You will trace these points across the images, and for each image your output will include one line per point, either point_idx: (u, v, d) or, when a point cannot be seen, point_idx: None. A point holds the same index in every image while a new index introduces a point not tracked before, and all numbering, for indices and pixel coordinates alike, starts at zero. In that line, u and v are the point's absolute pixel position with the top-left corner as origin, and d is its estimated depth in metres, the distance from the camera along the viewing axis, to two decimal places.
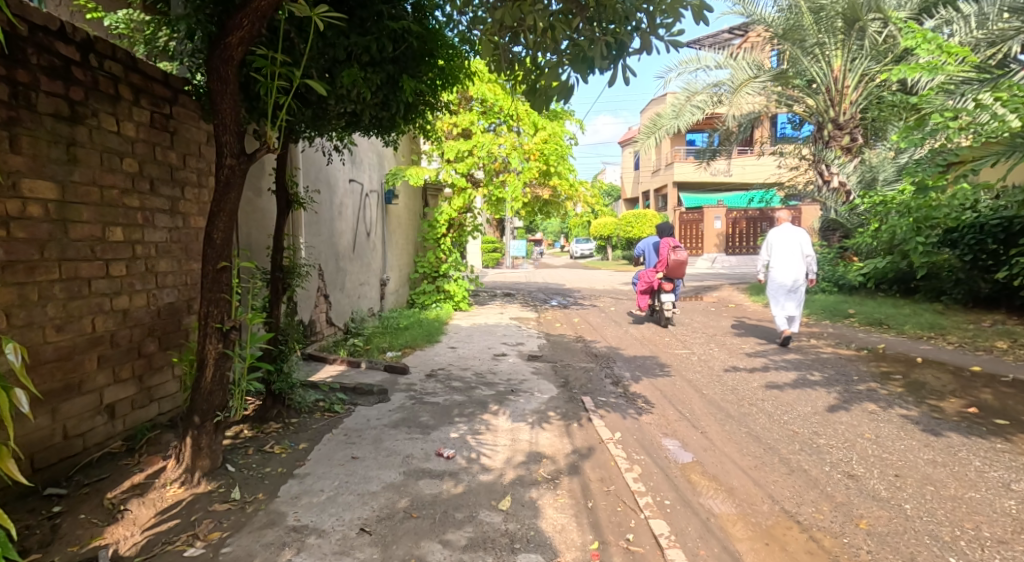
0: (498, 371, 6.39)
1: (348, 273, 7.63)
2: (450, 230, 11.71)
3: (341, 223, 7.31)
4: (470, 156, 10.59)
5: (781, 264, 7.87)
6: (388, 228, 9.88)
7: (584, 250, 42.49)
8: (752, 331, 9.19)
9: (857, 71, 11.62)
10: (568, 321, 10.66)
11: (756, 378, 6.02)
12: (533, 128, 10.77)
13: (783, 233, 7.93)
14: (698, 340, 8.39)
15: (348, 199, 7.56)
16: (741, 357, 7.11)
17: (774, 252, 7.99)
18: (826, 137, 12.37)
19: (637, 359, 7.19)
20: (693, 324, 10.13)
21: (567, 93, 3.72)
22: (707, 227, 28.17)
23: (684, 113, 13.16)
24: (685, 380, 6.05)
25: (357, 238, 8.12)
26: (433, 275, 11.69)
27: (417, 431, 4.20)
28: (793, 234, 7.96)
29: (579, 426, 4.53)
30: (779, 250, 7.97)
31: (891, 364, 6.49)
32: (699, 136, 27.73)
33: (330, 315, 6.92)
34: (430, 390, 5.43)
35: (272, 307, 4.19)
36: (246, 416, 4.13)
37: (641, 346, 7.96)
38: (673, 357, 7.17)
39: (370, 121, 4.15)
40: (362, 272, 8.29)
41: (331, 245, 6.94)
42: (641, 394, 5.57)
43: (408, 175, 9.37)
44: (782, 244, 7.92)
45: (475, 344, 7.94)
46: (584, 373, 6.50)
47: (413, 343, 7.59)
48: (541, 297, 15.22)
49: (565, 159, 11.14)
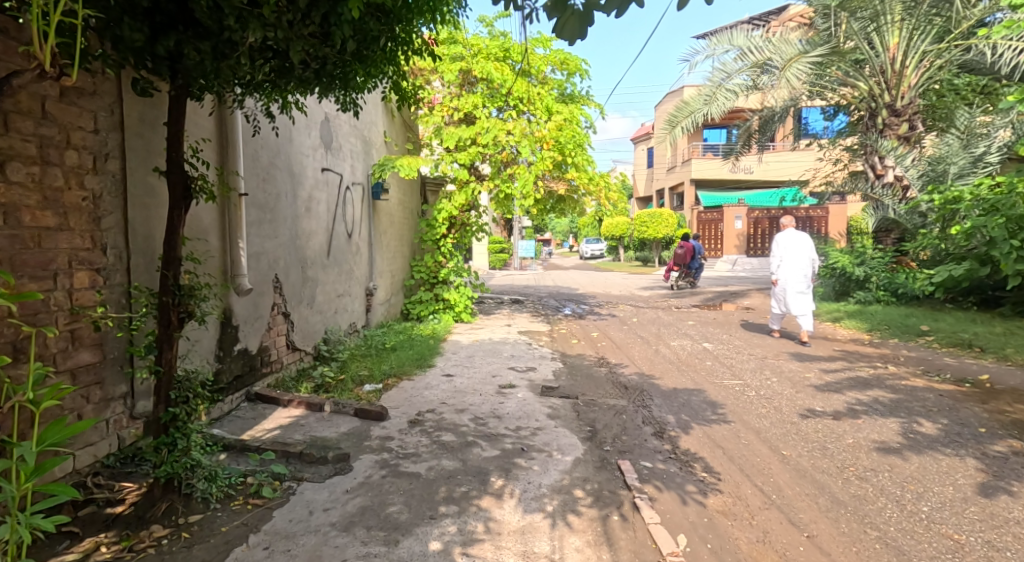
0: (503, 413, 4.98)
1: (321, 284, 6.24)
2: (451, 230, 10.24)
3: (311, 220, 5.93)
4: (473, 146, 9.23)
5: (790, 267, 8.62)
6: (377, 227, 8.47)
7: (595, 250, 41.03)
8: (807, 352, 7.69)
9: (916, 49, 10.37)
10: (586, 336, 9.24)
11: (845, 429, 4.55)
12: (546, 112, 9.39)
13: (788, 238, 8.66)
14: (747, 365, 6.92)
15: (321, 191, 6.20)
16: (811, 393, 5.65)
17: (782, 256, 8.73)
18: (879, 125, 11.10)
19: (679, 394, 5.74)
20: (733, 341, 8.68)
21: (620, 3, 2.25)
22: (727, 227, 26.62)
23: (717, 100, 11.48)
24: (752, 431, 4.58)
25: (333, 239, 6.68)
26: (431, 281, 10.31)
27: (379, 538, 2.78)
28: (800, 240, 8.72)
29: (621, 522, 3.10)
30: (785, 253, 8.69)
31: (1016, 406, 5.00)
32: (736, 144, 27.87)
33: (294, 336, 5.52)
34: (411, 450, 4.00)
35: (158, 348, 2.77)
36: (116, 516, 2.69)
37: (680, 374, 6.53)
38: (723, 392, 5.72)
39: (306, 61, 2.73)
40: (340, 281, 6.85)
41: (296, 248, 5.56)
42: (697, 453, 4.12)
43: (400, 164, 8.00)
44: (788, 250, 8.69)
45: (476, 371, 6.49)
46: (614, 416, 5.05)
47: (400, 372, 6.17)
48: (553, 304, 13.83)
49: (582, 149, 9.69)
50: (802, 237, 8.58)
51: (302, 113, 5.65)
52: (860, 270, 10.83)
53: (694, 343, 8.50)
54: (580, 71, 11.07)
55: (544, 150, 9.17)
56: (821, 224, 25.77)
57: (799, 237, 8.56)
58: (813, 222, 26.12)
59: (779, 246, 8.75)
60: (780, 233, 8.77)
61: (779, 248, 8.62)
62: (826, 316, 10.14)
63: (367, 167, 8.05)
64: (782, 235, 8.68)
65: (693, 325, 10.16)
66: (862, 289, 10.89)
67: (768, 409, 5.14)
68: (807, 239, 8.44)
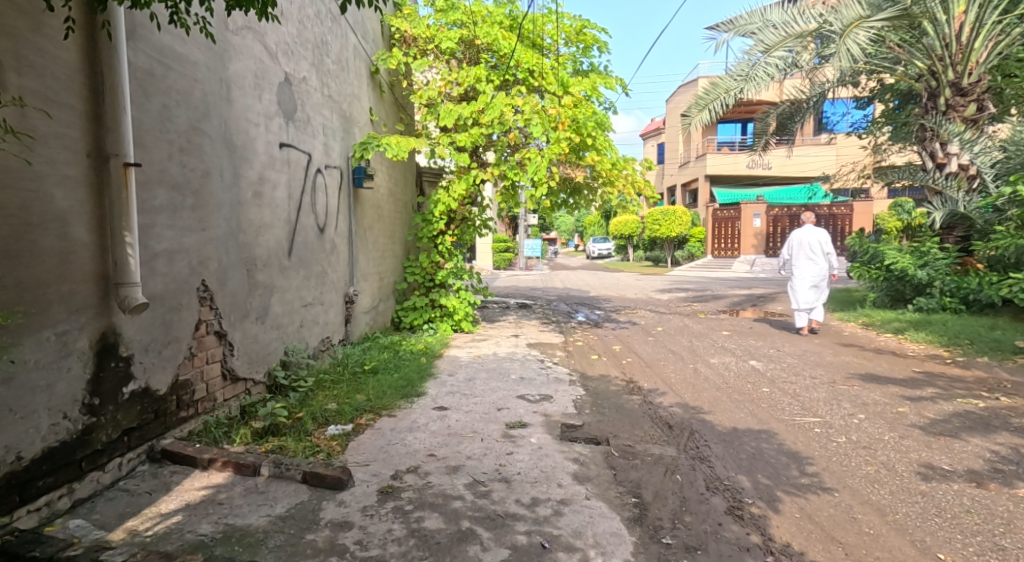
0: (510, 475, 3.60)
1: (278, 292, 4.89)
2: (450, 226, 8.89)
3: (263, 208, 4.58)
4: (475, 126, 7.92)
5: (806, 261, 9.37)
6: (359, 220, 7.10)
7: (602, 249, 39.57)
8: (881, 372, 6.27)
9: (988, 19, 9.00)
10: (606, 350, 7.90)
11: (1007, 507, 3.16)
12: (560, 87, 8.05)
13: (805, 235, 9.47)
14: (814, 394, 5.52)
15: (279, 172, 4.86)
16: (920, 439, 4.25)
17: (799, 251, 9.52)
18: (941, 106, 9.79)
19: (741, 438, 4.38)
20: (783, 357, 7.31)
21: None
22: (744, 225, 25.24)
23: (752, 78, 10.01)
24: (869, 509, 3.20)
25: (297, 234, 5.31)
26: (426, 284, 8.96)
27: None
28: (815, 236, 9.42)
29: None
30: (802, 249, 9.53)
31: None
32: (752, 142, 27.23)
33: (235, 363, 4.17)
34: (374, 552, 2.63)
35: None
36: None
37: (733, 406, 5.17)
38: (800, 436, 4.34)
39: None
40: (306, 287, 5.47)
41: (237, 245, 4.18)
42: (804, 555, 2.75)
43: (388, 143, 6.72)
44: (805, 245, 9.45)
45: (477, 404, 5.13)
46: (664, 476, 3.68)
47: (379, 407, 4.82)
48: (564, 308, 12.49)
49: (602, 131, 8.31)
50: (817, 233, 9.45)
51: (250, 66, 4.31)
52: (923, 272, 9.24)
53: (737, 361, 7.13)
54: (598, 44, 9.73)
55: (557, 131, 7.76)
56: (845, 222, 24.35)
57: (814, 233, 9.45)
58: (835, 220, 24.71)
59: (795, 242, 9.58)
60: (797, 231, 9.51)
61: (794, 244, 9.58)
62: (886, 327, 8.75)
63: (346, 148, 6.72)
64: (797, 233, 9.47)
65: (729, 337, 8.76)
66: (921, 295, 9.49)
67: (875, 466, 3.75)
68: (821, 235, 9.32)
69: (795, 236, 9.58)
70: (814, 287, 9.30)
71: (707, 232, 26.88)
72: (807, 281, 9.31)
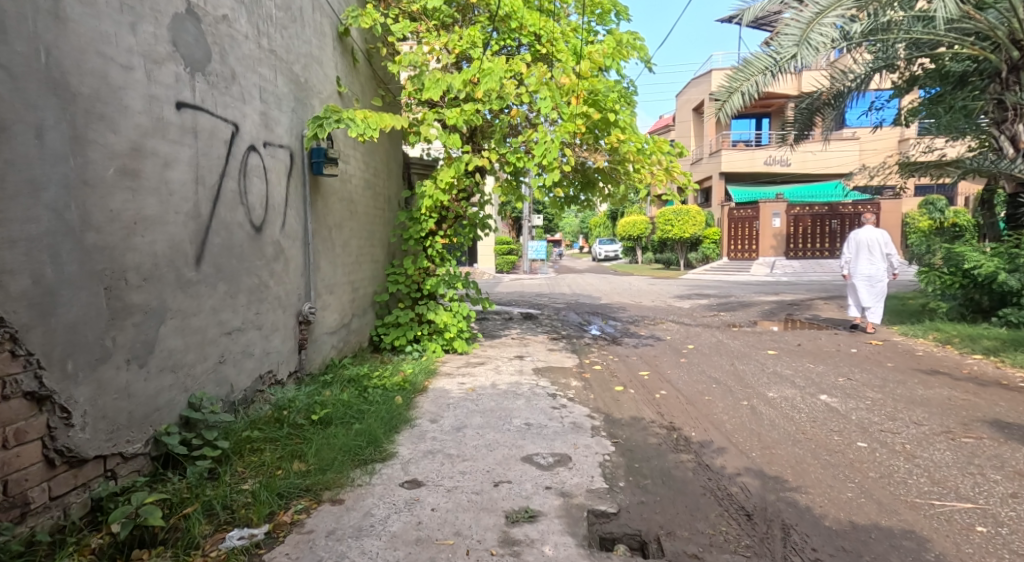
0: None
1: (177, 317, 3.36)
2: (442, 225, 7.38)
3: (141, 194, 3.05)
4: (469, 99, 6.37)
5: (862, 264, 7.97)
6: (320, 215, 5.56)
7: (608, 251, 37.81)
8: (1007, 416, 4.68)
9: None
10: (631, 377, 6.35)
11: None
12: (574, 53, 6.52)
13: (867, 236, 8.01)
14: (937, 454, 3.94)
15: (175, 142, 3.33)
16: None
17: (856, 252, 8.11)
18: None
19: (863, 542, 2.86)
20: (857, 389, 5.73)
21: None
22: (765, 224, 23.09)
23: (808, 43, 8.11)
24: None
25: (215, 232, 3.77)
26: (412, 296, 7.42)
27: None
28: (875, 237, 7.95)
29: None
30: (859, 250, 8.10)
31: None
32: (768, 136, 26.06)
33: (83, 437, 2.66)
34: None
35: None
36: None
37: (827, 478, 3.61)
38: (968, 548, 2.78)
39: None
40: (229, 307, 3.93)
41: (81, 250, 2.65)
42: None
43: (353, 117, 5.16)
44: (863, 246, 8.01)
45: (465, 475, 3.58)
46: None
47: (321, 487, 3.28)
48: (575, 319, 10.92)
49: (626, 108, 6.79)
50: (879, 233, 7.98)
51: None
52: (1013, 278, 7.64)
53: (803, 396, 5.53)
54: (617, 9, 8.19)
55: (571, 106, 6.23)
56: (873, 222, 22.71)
57: (875, 233, 7.98)
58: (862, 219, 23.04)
59: (854, 242, 8.16)
60: (856, 230, 8.09)
61: (851, 245, 8.17)
62: (972, 345, 7.15)
63: (299, 123, 5.19)
64: (855, 233, 8.08)
65: (780, 359, 7.16)
66: (1009, 305, 7.87)
67: None
68: (881, 233, 7.89)
69: (855, 236, 8.16)
70: (869, 289, 7.94)
71: (722, 232, 25.27)
72: (863, 285, 7.95)
